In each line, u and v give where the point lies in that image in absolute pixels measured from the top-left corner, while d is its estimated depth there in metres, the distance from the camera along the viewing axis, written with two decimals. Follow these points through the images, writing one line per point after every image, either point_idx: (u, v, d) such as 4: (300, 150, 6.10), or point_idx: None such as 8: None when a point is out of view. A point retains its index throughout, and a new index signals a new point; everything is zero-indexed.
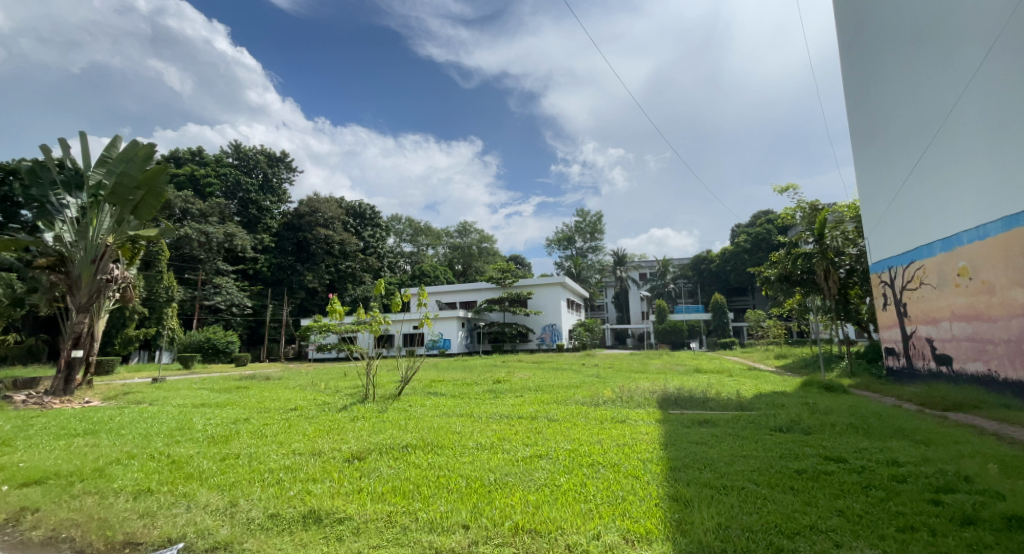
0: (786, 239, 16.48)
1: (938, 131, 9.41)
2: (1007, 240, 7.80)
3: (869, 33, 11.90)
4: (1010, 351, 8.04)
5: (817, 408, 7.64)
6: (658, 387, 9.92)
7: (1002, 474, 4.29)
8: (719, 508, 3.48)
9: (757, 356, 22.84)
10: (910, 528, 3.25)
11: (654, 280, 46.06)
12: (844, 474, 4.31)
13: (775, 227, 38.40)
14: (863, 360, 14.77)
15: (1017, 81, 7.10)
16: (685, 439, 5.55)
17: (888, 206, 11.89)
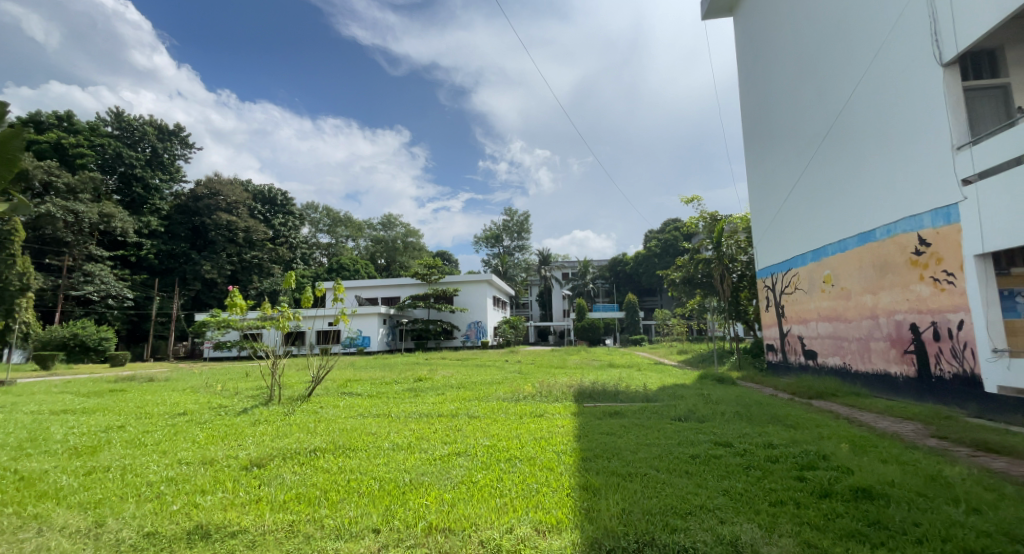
0: (689, 246, 17.84)
1: (814, 158, 10.78)
2: (862, 253, 9.17)
3: (762, 65, 13.39)
4: (861, 347, 9.45)
5: (710, 399, 8.39)
6: (574, 382, 10.30)
7: (851, 452, 5.04)
8: (625, 495, 3.70)
9: (664, 353, 24.67)
10: (780, 502, 3.69)
11: (575, 279, 47.83)
12: (729, 457, 4.80)
13: (683, 233, 41.66)
14: (750, 355, 16.55)
15: (878, 113, 8.42)
16: (596, 430, 5.83)
17: (772, 220, 13.41)
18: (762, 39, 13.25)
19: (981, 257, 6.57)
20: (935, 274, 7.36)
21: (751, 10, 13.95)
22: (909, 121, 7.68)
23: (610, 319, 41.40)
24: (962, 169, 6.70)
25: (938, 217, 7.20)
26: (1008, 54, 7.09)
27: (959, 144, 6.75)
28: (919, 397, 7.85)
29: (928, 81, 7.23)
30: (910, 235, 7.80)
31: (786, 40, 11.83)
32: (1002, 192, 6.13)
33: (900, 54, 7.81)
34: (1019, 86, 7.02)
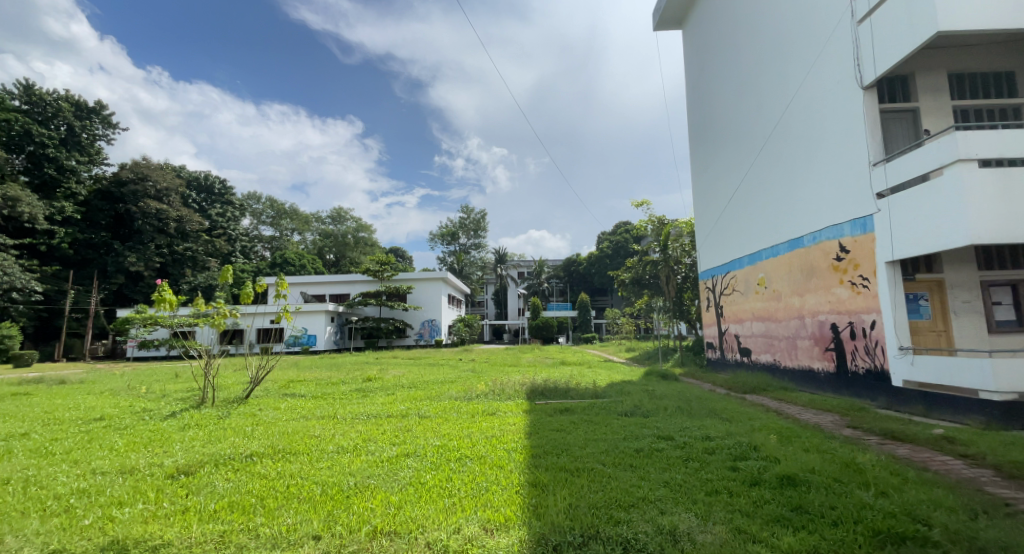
0: (639, 247, 18.46)
1: (752, 168, 11.43)
2: (792, 258, 9.84)
3: (707, 76, 14.04)
4: (789, 345, 10.16)
5: (654, 395, 8.74)
6: (526, 380, 10.36)
7: (778, 442, 5.41)
8: (572, 489, 3.79)
9: (613, 351, 25.42)
10: (715, 491, 3.91)
11: (530, 278, 48.18)
12: (671, 450, 5.02)
13: (634, 235, 43.02)
14: (692, 352, 17.37)
15: (808, 128, 9.07)
16: (547, 427, 5.92)
17: (714, 225, 14.10)
18: (708, 53, 13.89)
19: (891, 264, 7.25)
20: (853, 278, 8.04)
21: (698, 25, 14.59)
22: (835, 137, 8.31)
23: (563, 318, 42.05)
24: (877, 183, 7.35)
25: (857, 226, 7.86)
26: (919, 81, 7.82)
27: (875, 160, 7.39)
28: (838, 390, 8.56)
29: (851, 102, 7.88)
30: (833, 243, 8.47)
31: (729, 55, 12.48)
32: (909, 205, 6.78)
33: (828, 75, 8.44)
34: (927, 111, 7.75)
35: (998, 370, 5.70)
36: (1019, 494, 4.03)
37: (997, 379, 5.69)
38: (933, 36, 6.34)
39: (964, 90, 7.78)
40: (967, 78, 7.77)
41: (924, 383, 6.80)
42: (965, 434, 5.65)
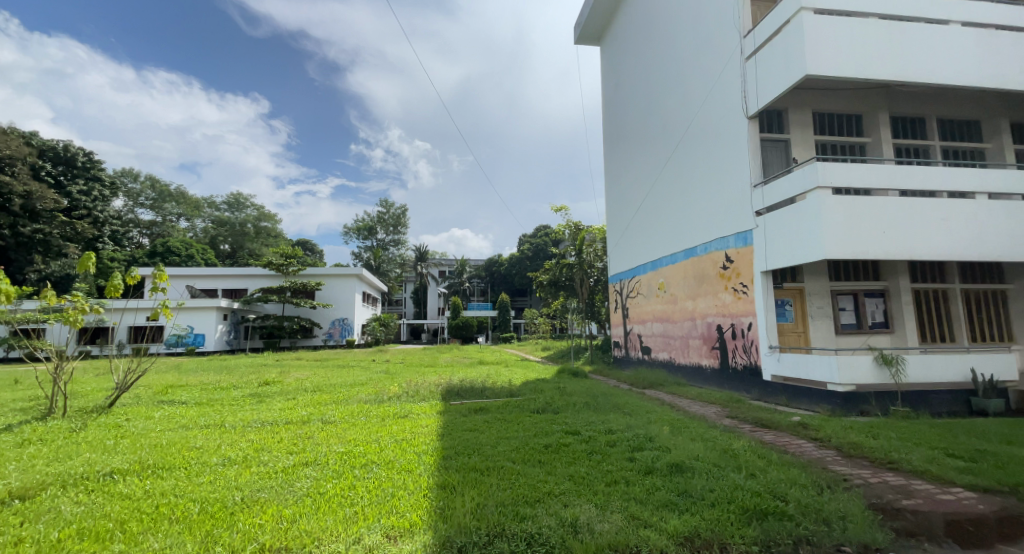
0: (556, 251, 19.06)
1: (657, 181, 12.30)
2: (687, 266, 10.75)
3: (621, 93, 14.88)
4: (683, 343, 11.11)
5: (564, 392, 9.07)
6: (442, 380, 10.21)
7: (671, 433, 5.89)
8: (481, 489, 3.80)
9: (529, 350, 25.96)
10: (615, 481, 4.15)
11: (451, 277, 47.71)
12: (576, 444, 5.25)
13: (553, 239, 44.35)
14: (601, 351, 18.34)
15: (705, 148, 9.96)
16: (460, 427, 5.89)
17: (623, 233, 14.95)
18: (622, 71, 14.70)
19: (766, 274, 8.23)
20: (736, 285, 9.00)
21: (615, 42, 15.41)
22: (725, 159, 9.23)
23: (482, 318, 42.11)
24: (756, 202, 8.30)
25: (740, 239, 8.81)
26: (791, 115, 8.94)
27: (756, 181, 8.34)
28: (721, 384, 9.54)
29: (737, 129, 8.83)
30: (720, 253, 9.43)
31: (640, 75, 13.35)
32: (781, 223, 7.75)
33: (720, 103, 9.38)
34: (796, 142, 8.87)
35: (842, 365, 6.73)
36: (854, 470, 4.79)
37: (841, 373, 6.71)
38: (803, 77, 7.31)
39: (824, 127, 9.06)
40: (825, 118, 9.07)
41: (788, 377, 7.81)
42: (816, 420, 6.59)
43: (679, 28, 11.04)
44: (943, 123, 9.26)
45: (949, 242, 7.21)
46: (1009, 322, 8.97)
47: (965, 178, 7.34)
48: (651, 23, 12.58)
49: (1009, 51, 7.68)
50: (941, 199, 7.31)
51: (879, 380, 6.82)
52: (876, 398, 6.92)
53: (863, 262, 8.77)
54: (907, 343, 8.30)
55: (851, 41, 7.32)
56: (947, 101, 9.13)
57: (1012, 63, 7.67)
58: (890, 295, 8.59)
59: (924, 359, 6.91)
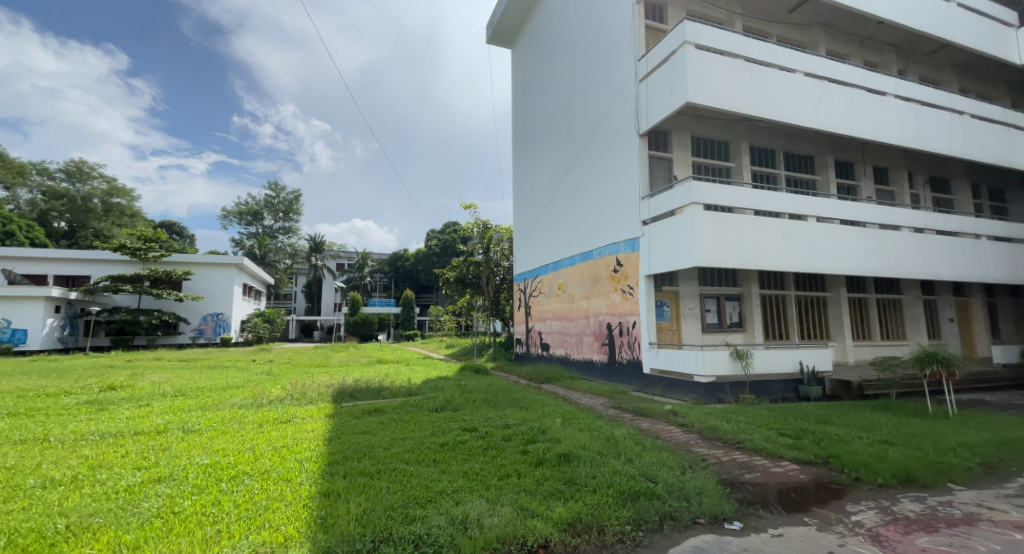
0: (464, 248, 18.95)
1: (560, 186, 12.84)
2: (584, 268, 11.39)
3: (530, 99, 15.26)
4: (577, 340, 11.76)
5: (464, 389, 9.08)
6: (336, 381, 9.61)
7: (563, 425, 6.19)
8: (369, 494, 3.64)
9: (432, 348, 25.41)
10: (507, 475, 4.25)
11: (351, 271, 45.12)
12: (473, 441, 5.28)
13: (460, 236, 43.97)
14: (503, 348, 18.68)
15: (603, 159, 10.62)
16: (351, 430, 5.58)
17: (528, 234, 15.36)
18: (531, 76, 15.07)
19: (649, 277, 9.03)
20: (624, 287, 9.75)
21: (525, 46, 15.71)
22: (619, 171, 9.94)
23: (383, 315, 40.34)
24: (643, 213, 9.08)
25: (629, 246, 9.57)
26: (673, 137, 9.92)
27: (644, 194, 9.12)
28: (609, 378, 10.28)
29: (629, 145, 9.56)
30: (612, 257, 10.16)
31: (548, 81, 13.78)
32: (662, 233, 8.57)
33: (616, 118, 10.07)
34: (678, 161, 9.85)
35: (705, 359, 7.67)
36: (711, 451, 5.48)
37: (705, 365, 7.65)
38: (684, 104, 8.14)
39: (700, 150, 10.18)
40: (700, 142, 10.19)
41: (664, 370, 8.68)
42: (684, 408, 7.41)
43: (583, 42, 11.61)
44: (790, 155, 10.96)
45: (789, 257, 8.54)
46: (828, 323, 10.89)
47: (801, 202, 8.75)
48: (558, 34, 13.06)
49: (836, 101, 9.31)
50: (784, 220, 8.62)
51: (733, 372, 7.88)
52: (730, 387, 7.97)
53: (725, 269, 10.06)
54: (755, 340, 9.67)
55: (722, 76, 8.32)
56: (792, 137, 10.82)
57: (838, 110, 9.31)
58: (744, 298, 9.96)
59: (768, 354, 8.14)
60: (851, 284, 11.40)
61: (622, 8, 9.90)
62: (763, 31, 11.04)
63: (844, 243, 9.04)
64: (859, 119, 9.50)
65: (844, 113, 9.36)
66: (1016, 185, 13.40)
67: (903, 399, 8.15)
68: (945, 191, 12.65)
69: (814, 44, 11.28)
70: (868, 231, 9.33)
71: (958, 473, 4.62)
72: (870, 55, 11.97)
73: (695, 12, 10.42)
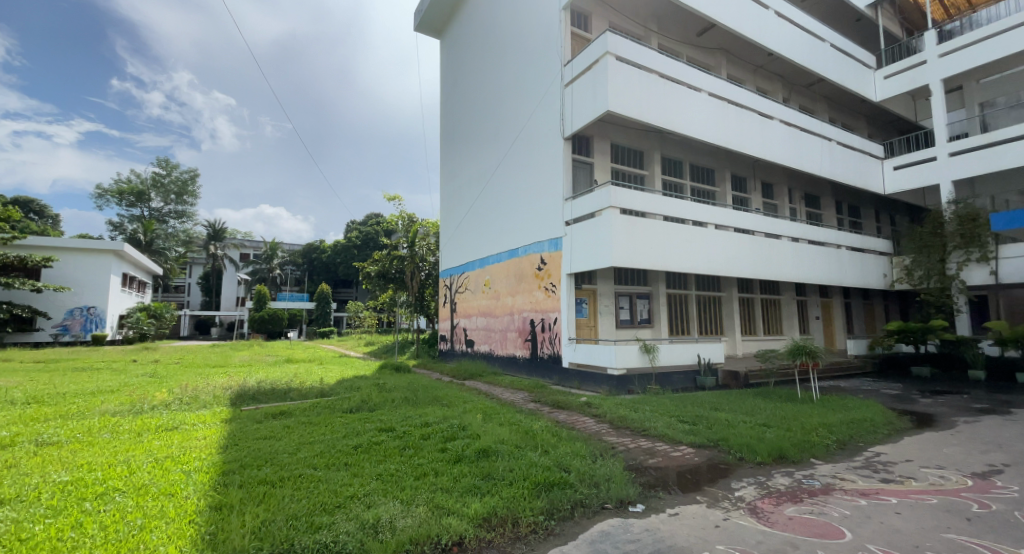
0: (387, 242, 18.27)
1: (487, 183, 12.84)
2: (510, 265, 11.50)
3: (459, 93, 15.05)
4: (501, 336, 11.88)
5: (383, 388, 8.77)
6: (236, 382, 8.79)
7: (483, 421, 6.21)
8: (268, 504, 3.40)
9: (350, 346, 24.10)
10: (423, 474, 4.19)
11: (259, 262, 41.56)
12: (389, 441, 5.12)
13: (383, 229, 42.39)
14: (426, 345, 18.30)
15: (529, 159, 10.81)
16: (251, 436, 5.14)
17: (455, 229, 15.19)
18: (460, 70, 14.88)
19: (571, 276, 9.36)
20: (546, 284, 10.02)
21: (454, 38, 15.47)
22: (544, 172, 10.18)
23: (294, 310, 37.65)
24: (567, 214, 9.39)
25: (552, 245, 9.85)
26: (594, 143, 10.35)
27: (567, 195, 9.45)
28: (530, 373, 10.50)
29: (554, 147, 9.82)
30: (536, 256, 10.39)
31: (476, 76, 13.70)
32: (583, 234, 8.92)
33: (542, 120, 10.30)
34: (598, 166, 10.30)
35: (618, 352, 8.17)
36: (620, 439, 5.83)
37: (617, 358, 8.15)
38: (604, 113, 8.53)
39: (618, 157, 10.75)
40: (618, 149, 10.75)
41: (581, 364, 9.07)
42: (598, 399, 7.80)
43: (511, 42, 11.70)
44: (696, 167, 11.95)
45: (692, 260, 9.32)
46: (724, 319, 12.06)
47: (702, 210, 9.58)
48: (487, 31, 13.02)
49: (733, 120, 10.30)
50: (688, 226, 9.40)
51: (641, 364, 8.45)
52: (638, 378, 8.46)
53: (638, 269, 10.75)
54: (661, 335, 10.44)
55: (638, 88, 8.84)
56: (698, 151, 11.80)
57: (735, 129, 10.31)
58: (653, 297, 10.72)
59: (673, 348, 8.82)
60: (743, 285, 12.73)
61: (549, 14, 10.13)
62: (675, 51, 11.90)
63: (737, 249, 10.06)
64: (751, 137, 10.60)
65: (739, 132, 10.38)
66: (868, 204, 15.79)
67: (781, 387, 9.25)
68: (816, 207, 14.56)
69: (717, 67, 12.38)
70: (757, 239, 10.47)
71: (818, 450, 5.37)
72: (762, 82, 13.40)
73: (616, 25, 10.95)
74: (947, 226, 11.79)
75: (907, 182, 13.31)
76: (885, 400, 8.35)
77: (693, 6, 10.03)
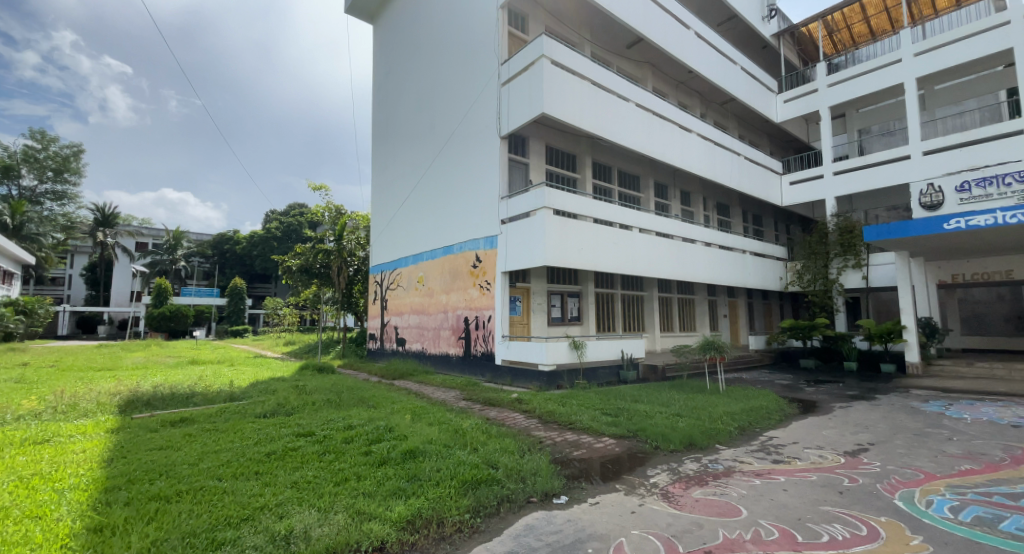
0: (312, 234, 17.30)
1: (422, 178, 12.56)
2: (444, 262, 11.35)
3: (392, 84, 14.59)
4: (434, 335, 11.71)
5: (303, 390, 8.29)
6: (130, 387, 7.86)
7: (412, 422, 6.08)
8: (161, 522, 3.09)
9: (267, 346, 22.51)
10: (344, 480, 4.01)
11: (160, 252, 37.48)
12: (307, 447, 4.86)
13: (307, 220, 40.07)
14: (353, 344, 17.57)
15: (465, 155, 10.72)
16: (142, 447, 4.62)
17: (387, 224, 14.70)
18: (394, 60, 14.42)
19: (505, 274, 9.44)
20: (481, 282, 10.01)
21: (387, 27, 14.95)
22: (480, 169, 10.16)
23: (202, 306, 34.42)
24: (502, 212, 9.45)
25: (488, 243, 9.85)
26: (530, 144, 10.49)
27: (503, 195, 9.50)
28: (463, 371, 10.47)
29: (491, 146, 9.82)
30: (471, 254, 10.35)
31: (411, 68, 13.34)
32: (518, 232, 9.03)
33: (479, 117, 10.26)
34: (533, 167, 10.45)
35: (549, 349, 8.37)
36: (548, 433, 5.99)
37: (548, 355, 8.35)
38: (539, 115, 8.67)
39: (552, 159, 10.99)
40: (552, 151, 11.00)
41: (514, 361, 9.19)
42: (528, 395, 7.95)
43: (447, 37, 11.56)
44: (623, 172, 12.53)
45: (619, 261, 9.79)
46: (646, 317, 12.79)
47: (628, 213, 10.09)
48: (423, 23, 12.74)
49: (657, 130, 10.93)
50: (616, 228, 9.85)
51: (570, 360, 8.72)
52: (567, 374, 8.73)
53: (569, 269, 11.08)
54: (590, 332, 10.87)
55: (571, 94, 9.09)
56: (626, 158, 12.38)
57: (659, 139, 10.95)
58: (583, 295, 11.11)
59: (600, 344, 9.20)
60: (664, 285, 13.58)
61: (487, 11, 10.11)
62: (606, 60, 12.38)
63: (658, 252, 10.70)
64: (672, 147, 11.32)
65: (662, 141, 11.04)
66: (770, 214, 17.50)
67: (695, 380, 9.97)
68: (727, 214, 15.87)
69: (644, 79, 13.06)
70: (677, 242, 11.21)
71: (724, 436, 5.88)
72: (684, 97, 14.34)
73: (551, 30, 11.17)
74: (831, 236, 13.39)
75: (802, 196, 14.81)
76: (779, 389, 9.32)
77: (624, 19, 10.50)
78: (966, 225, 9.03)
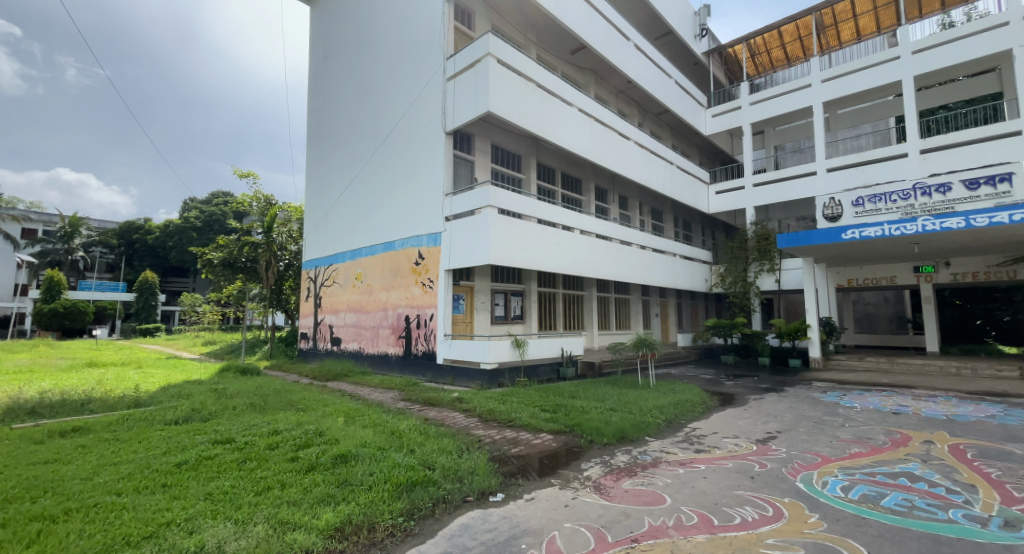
0: (238, 226, 16.14)
1: (361, 170, 12.09)
2: (384, 258, 11.01)
3: (330, 72, 13.92)
4: (372, 334, 11.33)
5: (223, 394, 7.70)
6: (11, 394, 6.90)
7: (344, 425, 5.83)
8: (45, 545, 2.75)
9: (183, 346, 20.69)
10: (266, 488, 3.78)
11: (54, 241, 33.28)
12: (225, 454, 4.52)
13: (231, 211, 37.32)
14: (282, 343, 16.59)
15: (408, 149, 10.45)
16: (23, 462, 4.08)
17: (322, 217, 14.00)
18: (332, 46, 13.77)
19: (448, 272, 9.34)
20: (423, 280, 9.81)
21: (326, 11, 14.27)
22: (424, 164, 9.96)
23: (105, 302, 30.99)
24: (446, 209, 9.32)
25: (431, 240, 9.68)
26: (475, 141, 10.42)
27: (446, 191, 9.38)
28: (402, 370, 10.21)
29: (435, 141, 9.65)
30: (413, 250, 10.12)
31: (350, 56, 12.82)
32: (462, 231, 8.94)
33: (423, 111, 10.05)
34: (478, 164, 10.40)
35: (492, 347, 8.36)
36: (488, 431, 6.00)
37: (490, 354, 8.33)
38: (485, 113, 8.64)
39: (497, 157, 10.99)
40: (497, 150, 10.99)
41: (455, 360, 9.09)
42: (469, 394, 7.91)
43: (390, 27, 11.22)
44: (566, 174, 12.80)
45: (561, 261, 9.99)
46: (585, 316, 13.16)
47: (569, 214, 10.32)
48: (364, 10, 12.27)
49: (598, 135, 11.27)
50: (558, 229, 10.04)
51: (512, 358, 8.77)
52: (507, 372, 8.78)
53: (512, 268, 11.15)
54: (532, 330, 11.01)
55: (516, 94, 9.14)
56: (569, 160, 12.66)
57: (599, 143, 11.29)
58: (525, 294, 11.22)
59: (542, 343, 9.34)
60: (601, 285, 14.04)
61: (432, 4, 9.92)
62: (550, 64, 12.58)
63: (598, 253, 11.04)
64: (612, 152, 11.73)
65: (602, 146, 11.41)
66: (699, 219, 18.64)
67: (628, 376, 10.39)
68: (661, 218, 16.70)
69: (586, 84, 13.42)
70: (615, 244, 11.62)
71: (653, 429, 6.19)
72: (623, 105, 14.91)
73: (498, 29, 11.17)
74: (751, 241, 14.49)
75: (728, 204, 15.91)
76: (703, 384, 9.96)
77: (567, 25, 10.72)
78: (860, 236, 10.05)
